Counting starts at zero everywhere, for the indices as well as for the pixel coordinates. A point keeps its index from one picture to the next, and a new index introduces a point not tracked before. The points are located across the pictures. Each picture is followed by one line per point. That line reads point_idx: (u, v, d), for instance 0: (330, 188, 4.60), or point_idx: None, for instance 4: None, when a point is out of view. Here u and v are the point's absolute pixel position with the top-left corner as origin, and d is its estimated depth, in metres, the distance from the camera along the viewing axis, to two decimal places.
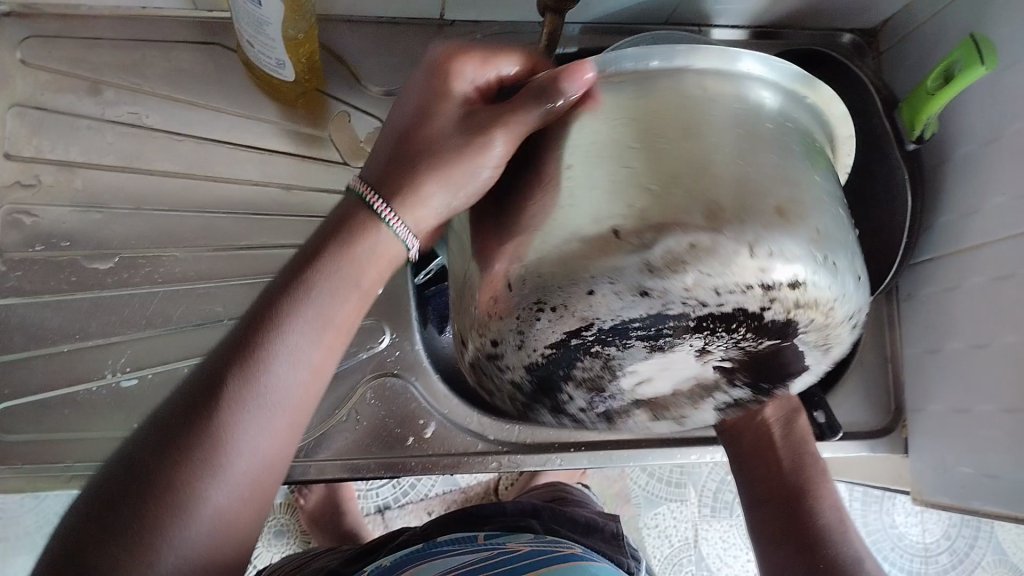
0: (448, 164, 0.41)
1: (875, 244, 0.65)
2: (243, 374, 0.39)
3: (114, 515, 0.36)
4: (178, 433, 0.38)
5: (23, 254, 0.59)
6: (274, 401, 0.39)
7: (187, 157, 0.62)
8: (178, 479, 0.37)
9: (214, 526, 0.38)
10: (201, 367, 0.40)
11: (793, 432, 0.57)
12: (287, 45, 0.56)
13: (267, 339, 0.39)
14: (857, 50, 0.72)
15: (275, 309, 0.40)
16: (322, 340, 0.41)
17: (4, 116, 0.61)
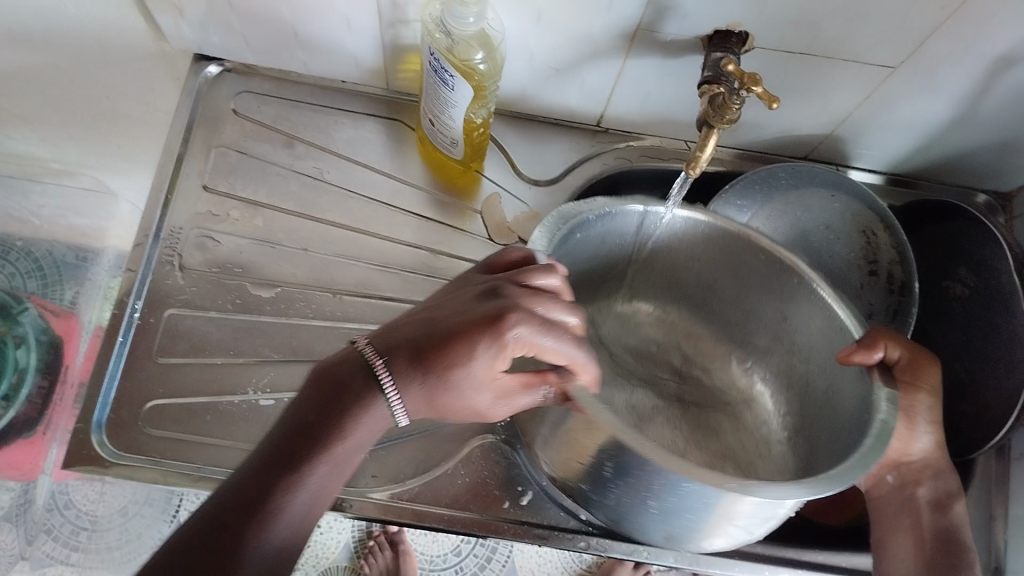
0: (458, 400, 0.47)
1: (992, 398, 0.66)
2: (271, 507, 0.43)
3: None
4: (213, 551, 0.42)
5: (200, 272, 0.67)
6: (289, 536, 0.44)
7: (355, 212, 0.70)
8: None
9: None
10: (222, 493, 0.44)
11: (944, 521, 0.58)
12: (465, 126, 0.63)
13: (295, 477, 0.44)
14: (989, 209, 0.74)
15: (301, 452, 0.44)
16: (331, 482, 0.46)
17: (209, 154, 0.70)
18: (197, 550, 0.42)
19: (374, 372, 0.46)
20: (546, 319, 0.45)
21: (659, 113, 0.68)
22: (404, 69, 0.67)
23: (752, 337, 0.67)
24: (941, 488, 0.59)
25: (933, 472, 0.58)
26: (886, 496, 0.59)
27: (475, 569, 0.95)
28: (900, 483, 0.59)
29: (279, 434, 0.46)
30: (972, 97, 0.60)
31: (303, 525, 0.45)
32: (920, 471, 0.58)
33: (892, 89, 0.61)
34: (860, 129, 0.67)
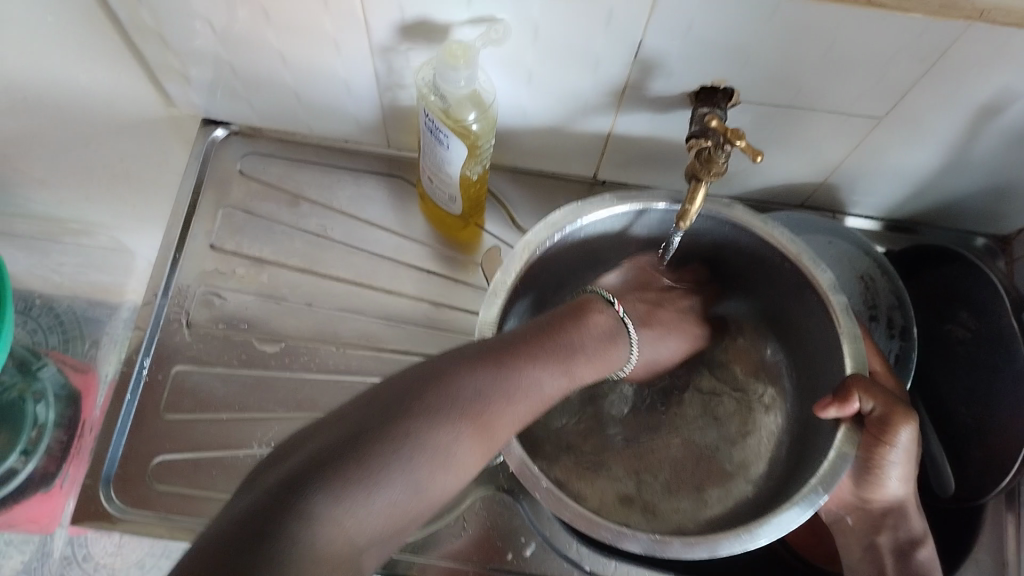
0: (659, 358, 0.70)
1: (999, 442, 0.65)
2: (513, 374, 0.48)
3: (396, 411, 0.42)
4: (456, 381, 0.45)
5: (207, 329, 0.68)
6: (514, 416, 0.47)
7: (357, 267, 0.71)
8: (444, 411, 0.43)
9: (426, 493, 0.42)
10: (475, 348, 0.49)
11: (911, 570, 0.58)
12: (461, 182, 0.64)
13: (536, 363, 0.49)
14: (989, 253, 0.74)
15: (542, 347, 0.51)
16: (553, 391, 0.50)
17: (216, 214, 0.72)
18: (438, 375, 0.45)
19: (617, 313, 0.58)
20: None
21: (655, 164, 0.69)
22: (403, 129, 0.69)
23: (787, 335, 0.68)
24: (902, 535, 0.59)
25: (892, 517, 0.59)
26: (853, 535, 0.61)
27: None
28: (863, 526, 0.60)
29: (520, 332, 0.52)
30: (960, 144, 0.61)
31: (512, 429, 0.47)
32: (885, 514, 0.59)
33: (881, 138, 0.62)
34: (855, 176, 0.68)
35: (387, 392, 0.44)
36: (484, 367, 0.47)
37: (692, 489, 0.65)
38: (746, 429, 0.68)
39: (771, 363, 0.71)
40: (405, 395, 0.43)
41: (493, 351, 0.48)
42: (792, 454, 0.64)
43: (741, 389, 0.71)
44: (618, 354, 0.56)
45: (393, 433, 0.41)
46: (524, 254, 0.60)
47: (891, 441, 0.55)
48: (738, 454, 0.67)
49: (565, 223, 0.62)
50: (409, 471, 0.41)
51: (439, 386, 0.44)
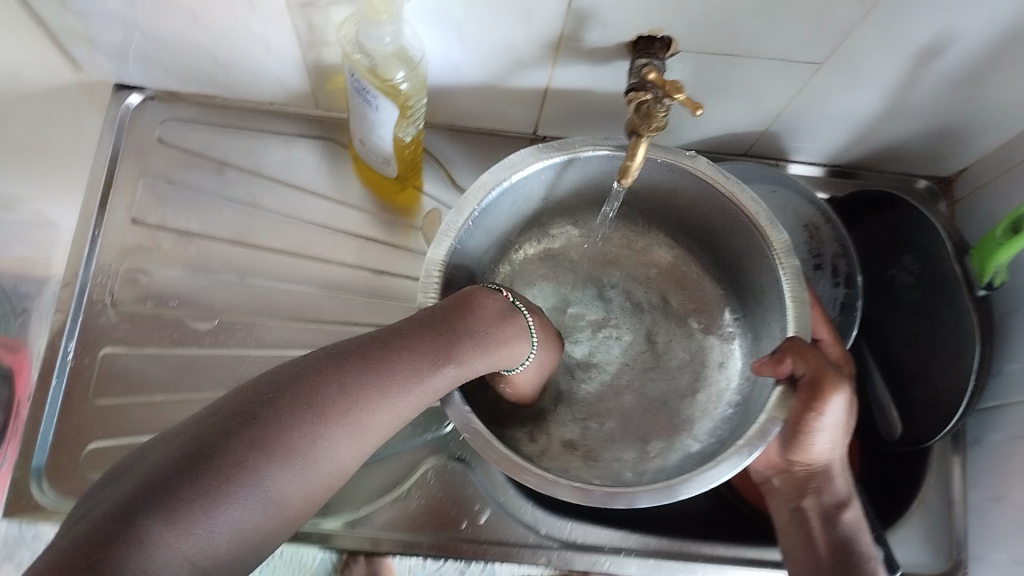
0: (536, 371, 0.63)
1: (942, 384, 0.66)
2: (390, 371, 0.45)
3: (247, 425, 0.40)
4: (322, 384, 0.43)
5: (135, 309, 0.65)
6: (391, 416, 0.45)
7: (292, 236, 0.68)
8: (302, 420, 0.41)
9: (285, 502, 0.41)
10: (352, 342, 0.47)
11: (837, 532, 0.58)
12: (395, 144, 0.61)
13: (419, 358, 0.47)
14: (931, 195, 0.75)
15: (428, 338, 0.48)
16: (440, 384, 0.48)
17: (136, 187, 0.68)
18: (303, 377, 0.43)
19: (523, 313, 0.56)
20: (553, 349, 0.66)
21: (595, 117, 0.67)
22: (330, 89, 0.66)
23: (739, 286, 0.68)
24: (827, 498, 0.59)
25: (819, 481, 0.59)
26: (781, 497, 0.62)
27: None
28: (792, 488, 0.61)
29: (407, 322, 0.49)
30: (901, 87, 0.60)
31: (390, 427, 0.46)
32: (813, 476, 0.59)
33: (822, 84, 0.60)
34: (796, 124, 0.67)
35: (244, 399, 0.42)
36: (357, 363, 0.45)
37: (637, 440, 0.65)
38: (698, 383, 0.68)
39: (723, 319, 0.70)
40: (257, 405, 0.41)
41: (372, 346, 0.46)
42: (737, 412, 0.64)
43: (696, 344, 0.70)
44: (525, 345, 0.55)
45: (239, 450, 0.39)
46: (477, 197, 0.59)
47: (820, 407, 0.54)
48: (688, 409, 0.67)
49: (521, 166, 0.60)
50: (260, 489, 0.40)
51: (302, 388, 0.42)
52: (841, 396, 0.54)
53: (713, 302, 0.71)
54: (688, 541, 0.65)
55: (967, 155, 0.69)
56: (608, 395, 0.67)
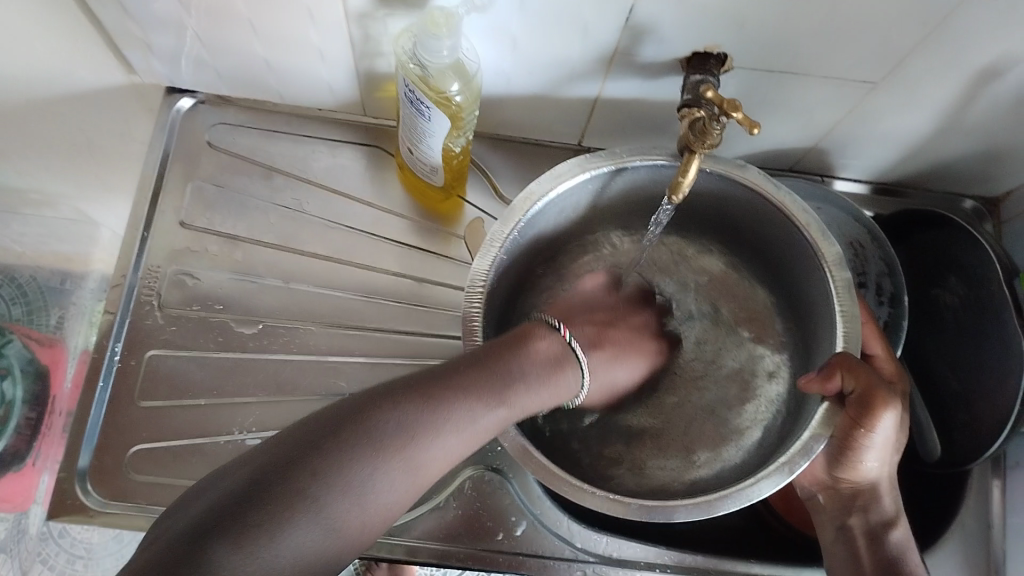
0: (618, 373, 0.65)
1: (984, 408, 0.65)
2: (446, 409, 0.45)
3: (305, 457, 0.41)
4: (378, 419, 0.43)
5: (180, 311, 0.66)
6: (444, 451, 0.45)
7: (336, 243, 0.68)
8: (359, 453, 0.42)
9: (341, 534, 0.41)
10: (411, 376, 0.47)
11: (883, 553, 0.57)
12: (443, 154, 0.62)
13: (473, 394, 0.47)
14: (977, 215, 0.74)
15: (483, 374, 0.48)
16: (493, 421, 0.48)
17: (185, 190, 0.68)
18: (361, 410, 0.43)
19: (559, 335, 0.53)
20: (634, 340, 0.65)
21: (644, 130, 0.67)
22: (380, 96, 0.66)
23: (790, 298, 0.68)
24: (873, 518, 0.58)
25: (866, 500, 0.58)
26: (826, 514, 0.61)
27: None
28: (838, 505, 0.60)
29: (465, 356, 0.49)
30: (956, 108, 0.60)
31: (443, 464, 0.46)
32: (861, 495, 0.58)
33: (877, 103, 0.60)
34: (845, 141, 0.66)
35: (304, 430, 0.43)
36: (412, 399, 0.45)
37: (680, 449, 0.66)
38: (745, 396, 0.67)
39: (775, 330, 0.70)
40: (317, 437, 0.42)
41: (429, 381, 0.46)
42: (784, 423, 0.63)
43: (747, 353, 0.69)
44: (573, 379, 0.52)
45: (294, 479, 0.40)
46: (523, 206, 0.60)
47: (872, 421, 0.54)
48: (735, 420, 0.66)
49: (568, 176, 0.60)
50: (319, 521, 0.40)
51: (358, 422, 0.43)
52: (892, 413, 0.54)
53: (765, 312, 0.71)
54: (725, 559, 0.65)
55: (1018, 177, 0.69)
56: (659, 396, 0.68)
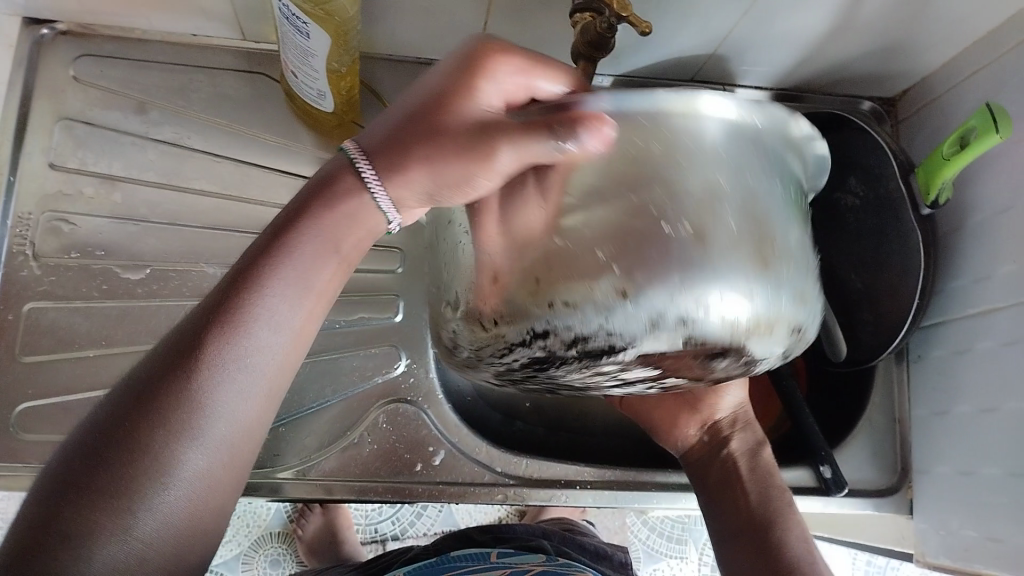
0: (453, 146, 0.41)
1: (886, 304, 0.66)
2: (235, 331, 0.40)
3: (113, 446, 0.38)
4: (168, 374, 0.39)
5: (58, 260, 0.61)
6: (258, 368, 0.41)
7: (224, 178, 0.65)
8: (169, 414, 0.38)
9: (201, 484, 0.39)
10: (197, 309, 0.41)
11: (758, 467, 0.59)
12: (330, 78, 0.58)
13: (259, 305, 0.40)
14: (876, 116, 0.74)
15: (270, 276, 0.41)
16: (303, 311, 0.42)
17: (52, 129, 0.63)
18: (154, 372, 0.39)
19: (353, 157, 0.42)
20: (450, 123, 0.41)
21: (538, 43, 0.64)
22: (258, 15, 0.61)
23: None
24: (749, 438, 0.61)
25: (743, 425, 0.62)
26: (701, 462, 0.62)
27: (411, 518, 1.00)
28: (712, 438, 0.62)
29: (247, 257, 0.41)
30: (851, 3, 0.59)
31: (255, 381, 0.41)
32: (727, 429, 0.61)
33: (769, 2, 0.58)
34: (745, 45, 0.65)
35: (105, 423, 0.38)
36: (202, 328, 0.40)
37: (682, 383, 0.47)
38: None
39: None
40: (118, 419, 0.38)
41: (213, 306, 0.40)
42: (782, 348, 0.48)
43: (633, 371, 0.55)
44: (370, 210, 0.43)
45: (124, 466, 0.37)
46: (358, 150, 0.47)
47: None
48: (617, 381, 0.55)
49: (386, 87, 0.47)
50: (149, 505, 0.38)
51: (160, 385, 0.39)
52: None
53: None
54: (643, 471, 0.66)
55: (913, 74, 0.69)
56: None
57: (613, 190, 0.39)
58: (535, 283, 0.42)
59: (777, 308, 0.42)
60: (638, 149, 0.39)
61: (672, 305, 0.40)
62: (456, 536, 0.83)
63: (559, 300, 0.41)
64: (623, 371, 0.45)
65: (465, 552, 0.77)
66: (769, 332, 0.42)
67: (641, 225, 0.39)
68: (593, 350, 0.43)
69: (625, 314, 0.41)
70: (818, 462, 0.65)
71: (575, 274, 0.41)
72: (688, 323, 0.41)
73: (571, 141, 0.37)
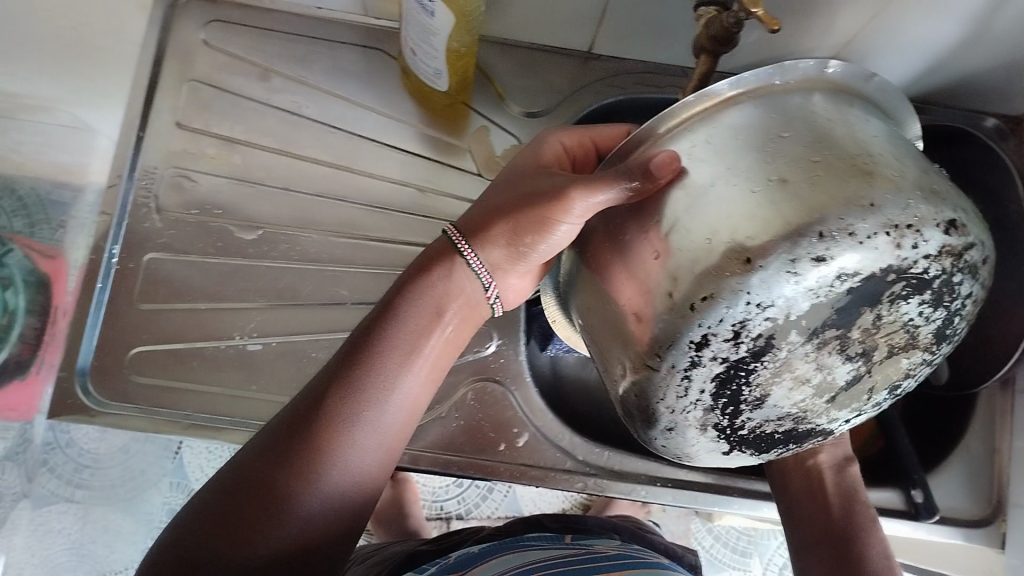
0: (540, 215, 0.45)
1: (996, 330, 0.64)
2: (364, 384, 0.45)
3: (250, 483, 0.42)
4: (306, 420, 0.44)
5: (179, 215, 0.64)
6: (381, 424, 0.45)
7: (338, 148, 0.67)
8: (301, 456, 0.43)
9: (321, 523, 0.44)
10: (332, 364, 0.46)
11: (845, 482, 0.58)
12: (450, 57, 0.60)
13: (384, 364, 0.46)
14: (999, 134, 0.70)
15: (390, 340, 0.46)
16: (419, 376, 0.47)
17: (180, 89, 0.66)
18: (296, 417, 0.44)
19: (456, 243, 0.49)
20: (535, 201, 0.46)
21: (654, 35, 0.64)
22: None
23: None
24: (838, 451, 0.60)
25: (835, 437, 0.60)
26: (783, 468, 0.60)
27: (478, 499, 1.02)
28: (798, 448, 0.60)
29: (373, 321, 0.47)
30: (986, 13, 0.56)
31: (381, 436, 0.46)
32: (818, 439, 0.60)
33: (899, 5, 0.57)
34: (867, 51, 0.63)
35: (249, 462, 0.43)
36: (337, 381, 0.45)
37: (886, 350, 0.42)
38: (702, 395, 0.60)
39: None
40: (259, 462, 0.43)
41: (342, 363, 0.46)
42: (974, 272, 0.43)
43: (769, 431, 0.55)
44: (472, 286, 0.50)
45: (259, 502, 0.42)
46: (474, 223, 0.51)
47: None
48: None
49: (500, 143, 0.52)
50: (277, 538, 0.42)
51: (298, 429, 0.44)
52: None
53: None
54: (725, 475, 0.65)
55: None
56: None
57: (714, 169, 0.39)
58: (669, 296, 0.40)
59: (917, 210, 0.38)
60: (712, 142, 0.40)
61: (802, 245, 0.37)
62: (528, 520, 0.84)
63: (697, 298, 0.39)
64: (815, 361, 0.41)
65: (539, 534, 0.78)
66: (918, 240, 0.38)
67: (766, 197, 0.38)
68: (759, 341, 0.39)
69: (768, 278, 0.37)
70: (910, 486, 0.63)
71: (709, 258, 0.39)
72: (831, 258, 0.37)
73: (638, 176, 0.40)
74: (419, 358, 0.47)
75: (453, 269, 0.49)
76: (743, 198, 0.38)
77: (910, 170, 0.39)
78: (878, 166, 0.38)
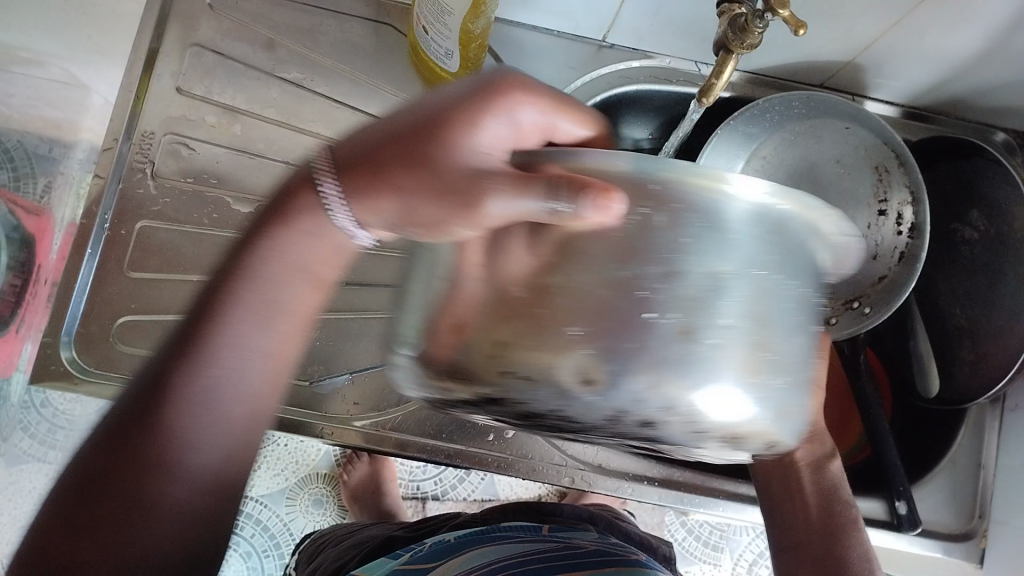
0: (416, 189, 0.38)
1: (991, 347, 0.64)
2: (195, 366, 0.40)
3: (92, 484, 0.40)
4: (145, 416, 0.40)
5: (175, 183, 0.63)
6: (236, 401, 0.41)
7: (341, 124, 0.65)
8: (143, 454, 0.40)
9: (189, 513, 0.41)
10: (168, 345, 0.42)
11: (823, 481, 0.57)
12: (460, 37, 0.59)
13: (213, 340, 0.41)
14: (1007, 149, 0.71)
15: (223, 314, 0.41)
16: (274, 344, 0.42)
17: (182, 54, 0.64)
18: (133, 414, 0.40)
19: (320, 170, 0.42)
20: (428, 174, 0.38)
21: (671, 28, 0.63)
22: None
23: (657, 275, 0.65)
24: (822, 447, 0.58)
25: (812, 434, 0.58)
26: (761, 460, 0.60)
27: (454, 481, 1.01)
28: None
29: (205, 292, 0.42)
30: (1008, 28, 0.56)
31: (235, 409, 0.42)
32: None
33: (923, 15, 0.56)
34: (884, 58, 0.63)
35: (88, 461, 0.40)
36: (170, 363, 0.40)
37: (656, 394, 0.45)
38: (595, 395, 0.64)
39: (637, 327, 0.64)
40: (95, 462, 0.40)
41: (174, 345, 0.41)
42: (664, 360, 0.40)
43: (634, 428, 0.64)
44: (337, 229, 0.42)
45: (112, 506, 0.39)
46: None
47: None
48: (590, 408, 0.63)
49: None
50: (134, 533, 0.40)
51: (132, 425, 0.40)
52: None
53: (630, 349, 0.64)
54: (711, 476, 0.65)
55: None
56: None
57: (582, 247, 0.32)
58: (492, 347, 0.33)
59: (765, 380, 0.34)
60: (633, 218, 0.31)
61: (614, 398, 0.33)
62: (509, 506, 0.84)
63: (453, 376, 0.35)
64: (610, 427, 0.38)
65: (516, 523, 0.77)
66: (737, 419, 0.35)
67: (612, 305, 0.31)
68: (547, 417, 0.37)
69: (557, 394, 0.34)
70: (894, 496, 0.63)
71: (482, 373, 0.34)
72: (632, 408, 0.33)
73: (569, 204, 0.30)
74: (276, 322, 0.42)
75: (303, 223, 0.42)
76: (607, 267, 0.31)
77: (797, 315, 0.34)
78: (772, 303, 0.33)
